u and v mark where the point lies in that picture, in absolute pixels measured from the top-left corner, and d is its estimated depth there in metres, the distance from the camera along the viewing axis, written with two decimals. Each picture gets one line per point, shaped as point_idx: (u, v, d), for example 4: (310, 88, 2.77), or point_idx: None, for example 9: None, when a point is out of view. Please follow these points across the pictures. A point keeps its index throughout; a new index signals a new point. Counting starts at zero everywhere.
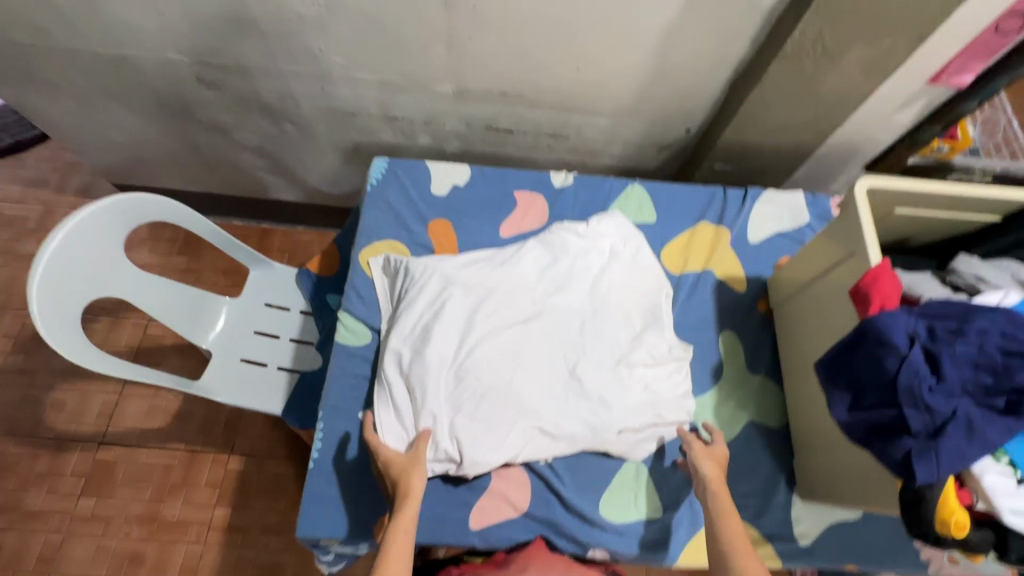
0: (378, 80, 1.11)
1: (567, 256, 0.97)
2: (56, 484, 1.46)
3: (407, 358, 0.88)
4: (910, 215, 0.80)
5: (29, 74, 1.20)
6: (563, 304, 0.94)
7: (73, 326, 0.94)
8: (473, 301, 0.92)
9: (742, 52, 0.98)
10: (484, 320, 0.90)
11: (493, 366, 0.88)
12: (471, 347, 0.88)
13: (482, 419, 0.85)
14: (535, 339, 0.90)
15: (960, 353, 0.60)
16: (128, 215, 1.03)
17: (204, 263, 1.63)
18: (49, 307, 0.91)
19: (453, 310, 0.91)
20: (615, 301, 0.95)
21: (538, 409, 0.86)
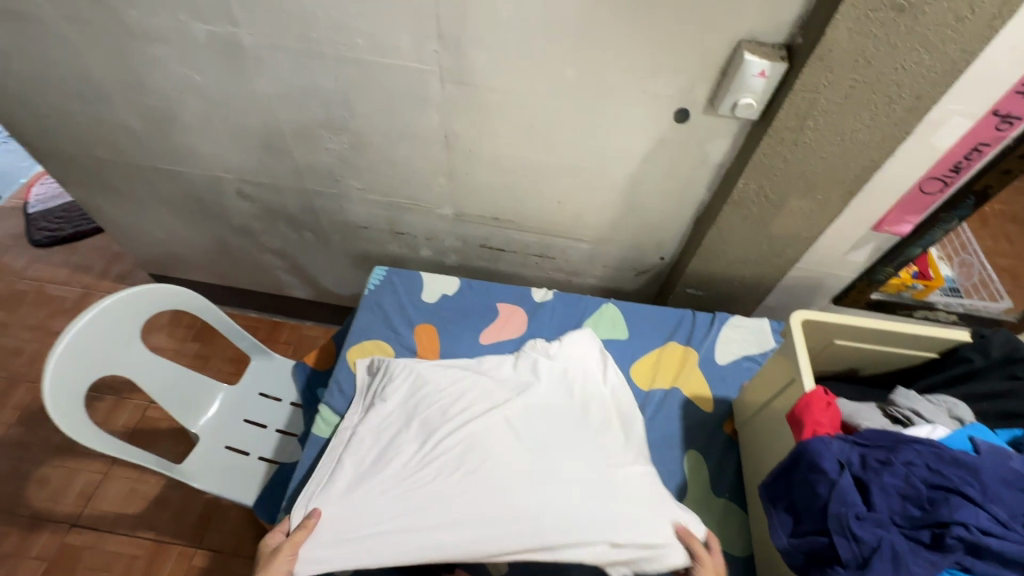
0: (388, 202, 1.29)
1: (539, 365, 1.02)
2: (17, 566, 1.42)
3: (359, 441, 0.92)
4: (851, 347, 0.86)
5: (100, 181, 1.42)
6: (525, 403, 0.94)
7: (76, 402, 1.02)
8: (431, 397, 0.96)
9: (701, 196, 1.12)
10: (435, 413, 0.93)
11: (428, 455, 0.87)
12: (416, 439, 0.90)
13: (409, 500, 0.83)
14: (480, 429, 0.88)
15: (886, 484, 0.62)
16: (153, 302, 1.15)
17: (214, 350, 1.74)
18: (60, 382, 0.99)
19: (413, 404, 0.96)
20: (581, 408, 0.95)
21: (470, 493, 0.82)
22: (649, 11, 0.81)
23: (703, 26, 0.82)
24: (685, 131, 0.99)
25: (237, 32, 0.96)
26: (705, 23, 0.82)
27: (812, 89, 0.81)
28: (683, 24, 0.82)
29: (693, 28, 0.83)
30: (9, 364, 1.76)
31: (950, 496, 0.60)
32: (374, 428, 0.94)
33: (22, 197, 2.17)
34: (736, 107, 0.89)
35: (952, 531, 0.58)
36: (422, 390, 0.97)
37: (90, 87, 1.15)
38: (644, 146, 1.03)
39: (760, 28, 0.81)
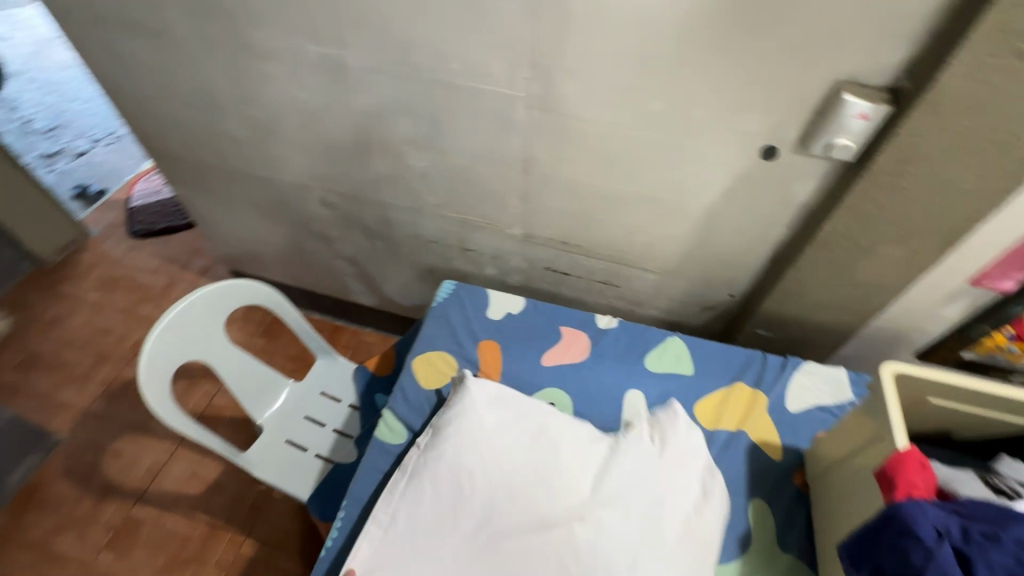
0: (461, 219, 1.33)
1: (616, 446, 0.92)
2: (87, 531, 1.52)
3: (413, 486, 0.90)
4: (946, 407, 0.80)
5: (201, 182, 1.55)
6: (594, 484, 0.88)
7: (164, 384, 1.10)
8: (491, 451, 0.90)
9: (780, 235, 1.09)
10: (493, 472, 0.88)
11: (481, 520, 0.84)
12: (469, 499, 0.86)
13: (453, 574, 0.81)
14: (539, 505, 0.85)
15: (993, 560, 0.58)
16: (242, 297, 1.24)
17: (279, 346, 1.82)
18: (152, 364, 1.08)
19: (471, 454, 0.90)
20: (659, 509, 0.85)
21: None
22: (746, 49, 0.81)
23: (801, 66, 0.82)
24: (770, 169, 0.97)
25: (345, 54, 1.04)
26: (804, 63, 0.81)
27: (915, 134, 0.78)
28: (781, 64, 0.82)
29: (791, 68, 0.82)
30: (100, 342, 1.91)
31: None
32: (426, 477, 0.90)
33: (126, 192, 2.39)
34: (831, 148, 0.87)
35: None
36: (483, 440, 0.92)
37: (207, 98, 1.26)
38: (725, 181, 1.02)
39: (863, 70, 0.80)
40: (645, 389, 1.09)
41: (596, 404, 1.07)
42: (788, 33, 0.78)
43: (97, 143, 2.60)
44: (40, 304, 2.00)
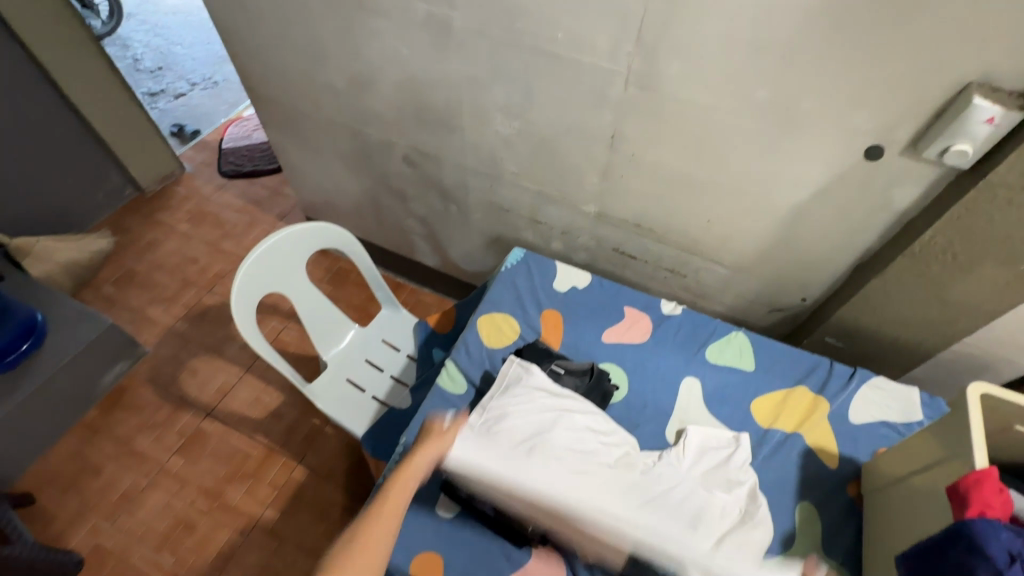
0: (537, 190, 1.35)
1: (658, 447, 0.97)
2: (162, 435, 1.69)
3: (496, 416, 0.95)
4: None
5: (295, 129, 1.64)
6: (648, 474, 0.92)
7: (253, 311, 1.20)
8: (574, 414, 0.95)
9: (867, 242, 1.05)
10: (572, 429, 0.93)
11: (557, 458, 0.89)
12: (546, 442, 0.91)
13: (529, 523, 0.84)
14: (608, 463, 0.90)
15: None
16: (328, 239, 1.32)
17: (344, 294, 1.92)
18: (244, 293, 1.18)
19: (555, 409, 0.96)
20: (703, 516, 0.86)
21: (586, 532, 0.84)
22: (871, 39, 0.78)
23: (929, 63, 0.78)
24: (871, 170, 0.94)
25: (452, 15, 1.07)
26: (933, 60, 0.77)
27: None
28: (907, 58, 0.78)
29: (917, 63, 0.78)
30: (186, 269, 2.08)
31: None
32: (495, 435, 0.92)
33: (219, 134, 2.56)
34: (947, 154, 0.83)
35: None
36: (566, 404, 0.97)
37: (314, 48, 1.33)
38: (819, 179, 0.99)
39: (999, 70, 0.75)
40: (703, 379, 1.09)
41: (651, 384, 1.08)
42: (922, 26, 0.74)
43: (196, 87, 2.78)
44: (139, 228, 2.19)
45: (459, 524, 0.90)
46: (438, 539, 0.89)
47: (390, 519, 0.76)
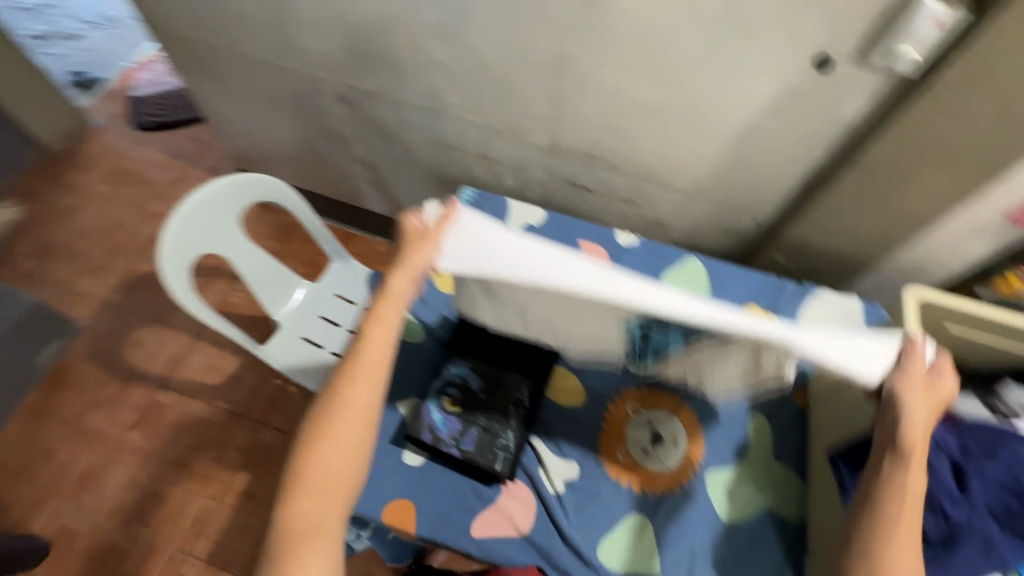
0: (483, 123, 1.27)
1: None
2: (114, 411, 1.61)
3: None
4: (963, 335, 0.81)
5: (209, 69, 1.47)
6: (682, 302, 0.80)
7: (191, 282, 1.13)
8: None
9: (817, 157, 1.05)
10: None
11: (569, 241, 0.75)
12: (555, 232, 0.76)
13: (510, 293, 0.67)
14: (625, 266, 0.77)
15: (990, 474, 0.61)
16: (261, 191, 1.22)
17: (291, 250, 1.82)
18: (177, 267, 1.10)
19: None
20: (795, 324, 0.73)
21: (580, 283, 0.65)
22: None
23: None
24: (822, 82, 0.91)
25: None
26: None
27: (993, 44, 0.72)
28: None
29: None
30: (113, 235, 1.91)
31: None
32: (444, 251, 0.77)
33: (126, 81, 2.27)
34: (897, 61, 0.82)
35: None
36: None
37: None
38: (771, 94, 0.95)
39: None
40: None
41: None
42: None
43: (90, 25, 2.43)
44: (51, 194, 1.98)
45: (428, 470, 0.90)
46: (407, 486, 0.89)
47: (370, 374, 0.67)
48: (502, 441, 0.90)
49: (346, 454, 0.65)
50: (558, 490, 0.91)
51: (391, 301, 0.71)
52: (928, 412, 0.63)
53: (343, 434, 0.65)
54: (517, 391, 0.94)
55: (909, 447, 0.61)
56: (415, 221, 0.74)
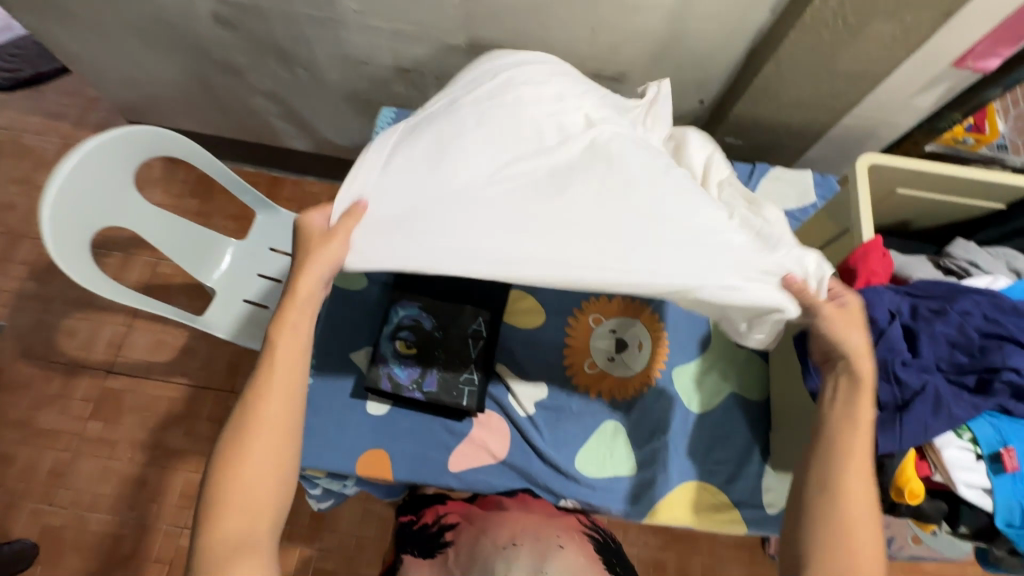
0: (392, 29, 1.10)
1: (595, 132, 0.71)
2: (67, 406, 1.52)
3: (411, 150, 0.71)
4: (913, 195, 0.79)
5: (49, 2, 1.20)
6: (654, 170, 0.67)
7: (93, 268, 0.99)
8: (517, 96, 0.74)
9: (761, 21, 0.95)
10: (523, 124, 0.71)
11: (495, 184, 0.67)
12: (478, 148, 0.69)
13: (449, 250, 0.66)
14: (570, 162, 0.69)
15: (939, 332, 0.61)
16: (149, 147, 1.06)
17: (215, 206, 1.66)
18: (69, 257, 0.96)
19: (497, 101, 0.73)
20: (766, 234, 0.65)
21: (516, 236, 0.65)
22: None
23: None
24: None
25: None
26: None
27: None
28: None
29: None
30: (5, 220, 1.69)
31: (1004, 345, 0.59)
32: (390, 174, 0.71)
33: None
34: None
35: (1002, 376, 0.58)
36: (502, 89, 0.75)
37: None
38: None
39: None
40: None
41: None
42: None
43: None
44: None
45: (395, 416, 0.88)
46: (375, 436, 0.88)
47: (280, 384, 0.68)
48: (466, 376, 0.88)
49: (267, 466, 0.65)
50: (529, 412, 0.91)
51: (294, 313, 0.71)
52: (863, 335, 0.61)
53: (264, 448, 0.65)
54: (473, 324, 0.90)
55: (861, 369, 0.59)
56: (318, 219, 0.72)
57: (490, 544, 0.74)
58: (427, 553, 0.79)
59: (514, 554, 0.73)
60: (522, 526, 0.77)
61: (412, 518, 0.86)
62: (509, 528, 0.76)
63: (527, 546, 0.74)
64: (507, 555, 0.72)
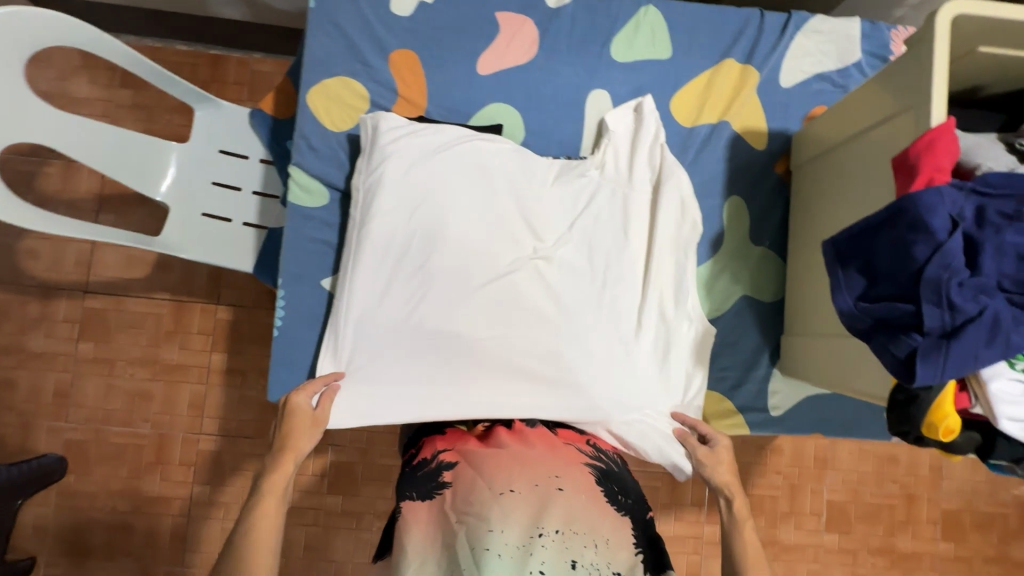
0: None
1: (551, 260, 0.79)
2: (53, 329, 1.43)
3: (372, 284, 0.78)
4: (996, 56, 0.63)
5: None
6: (593, 303, 0.78)
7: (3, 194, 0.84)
8: (450, 217, 0.77)
9: None
10: (462, 248, 0.76)
11: (454, 325, 0.76)
12: (446, 273, 0.76)
13: (409, 383, 0.78)
14: (518, 289, 0.77)
15: (1007, 243, 0.51)
16: (51, 35, 0.86)
17: (154, 97, 1.36)
18: None
19: (431, 227, 0.77)
20: (673, 358, 0.80)
21: (467, 376, 0.77)
22: None
23: None
24: None
25: None
26: None
27: None
28: None
29: None
30: None
31: None
32: (365, 275, 0.78)
33: None
34: None
35: None
36: (432, 207, 0.77)
37: None
38: None
39: None
40: (614, 89, 0.87)
41: (546, 150, 0.87)
42: None
43: None
44: None
45: None
46: None
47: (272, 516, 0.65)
48: None
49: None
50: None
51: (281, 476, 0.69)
52: (729, 472, 0.75)
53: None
54: None
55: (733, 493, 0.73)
56: (302, 400, 0.75)
57: (485, 491, 0.62)
58: (421, 497, 0.65)
59: (512, 504, 0.61)
60: (522, 469, 0.65)
61: (412, 456, 0.75)
62: (509, 472, 0.64)
63: (527, 492, 0.62)
64: (503, 505, 0.60)
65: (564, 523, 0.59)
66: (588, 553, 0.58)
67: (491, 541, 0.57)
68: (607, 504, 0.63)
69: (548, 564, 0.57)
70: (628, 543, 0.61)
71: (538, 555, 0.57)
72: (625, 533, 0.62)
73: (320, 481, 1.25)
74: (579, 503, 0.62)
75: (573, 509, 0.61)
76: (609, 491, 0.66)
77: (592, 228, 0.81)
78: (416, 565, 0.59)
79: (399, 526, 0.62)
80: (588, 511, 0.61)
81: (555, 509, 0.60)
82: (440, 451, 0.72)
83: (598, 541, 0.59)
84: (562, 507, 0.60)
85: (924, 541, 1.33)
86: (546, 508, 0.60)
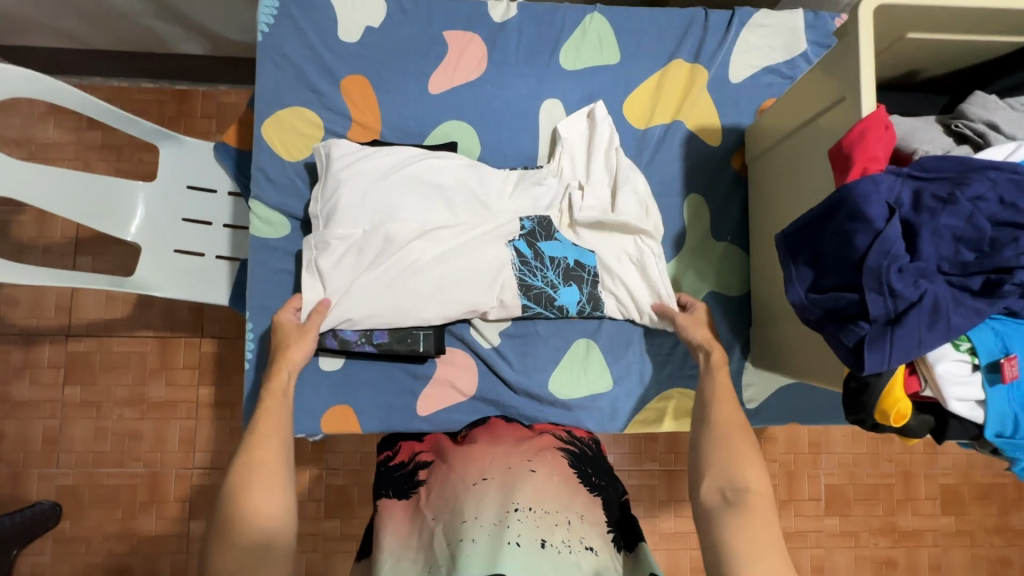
0: None
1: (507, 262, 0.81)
2: (37, 375, 1.36)
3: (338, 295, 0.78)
4: (921, 42, 0.64)
5: None
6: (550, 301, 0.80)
7: None
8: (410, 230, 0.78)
9: None
10: (427, 258, 0.78)
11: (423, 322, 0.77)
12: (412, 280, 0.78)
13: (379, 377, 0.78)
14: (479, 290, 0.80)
15: (943, 226, 0.51)
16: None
17: (123, 136, 1.36)
18: None
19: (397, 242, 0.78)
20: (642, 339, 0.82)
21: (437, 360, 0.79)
22: None
23: None
24: None
25: None
26: None
27: None
28: None
29: None
30: None
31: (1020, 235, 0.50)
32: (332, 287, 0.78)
33: None
34: None
35: (1014, 277, 0.50)
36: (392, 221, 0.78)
37: None
38: None
39: None
40: (566, 96, 0.88)
41: (502, 162, 0.87)
42: None
43: None
44: None
45: (351, 369, 0.83)
46: (336, 391, 0.83)
47: (271, 437, 0.66)
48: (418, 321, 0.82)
49: (247, 560, 0.56)
50: (501, 296, 0.81)
51: (280, 382, 0.72)
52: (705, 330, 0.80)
53: (246, 543, 0.57)
54: None
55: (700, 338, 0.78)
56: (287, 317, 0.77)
57: (458, 483, 0.63)
58: (398, 495, 0.67)
59: (485, 491, 0.61)
60: (494, 457, 0.66)
61: (387, 456, 0.76)
62: (480, 462, 0.65)
63: (499, 475, 0.63)
64: (477, 493, 0.61)
65: (534, 501, 0.60)
66: (559, 531, 0.58)
67: (466, 530, 0.57)
68: (579, 484, 0.65)
69: (523, 539, 0.56)
70: (600, 521, 0.63)
71: (514, 529, 0.56)
72: (596, 512, 0.64)
73: (317, 507, 1.22)
74: (551, 484, 0.63)
75: (543, 489, 0.61)
76: (582, 473, 0.68)
77: (546, 236, 0.82)
78: (393, 560, 0.59)
79: (377, 524, 0.63)
80: (557, 491, 0.62)
81: (525, 487, 0.61)
82: (418, 452, 0.74)
83: (570, 518, 0.60)
84: (532, 486, 0.61)
85: (924, 517, 1.33)
86: (515, 488, 0.61)
